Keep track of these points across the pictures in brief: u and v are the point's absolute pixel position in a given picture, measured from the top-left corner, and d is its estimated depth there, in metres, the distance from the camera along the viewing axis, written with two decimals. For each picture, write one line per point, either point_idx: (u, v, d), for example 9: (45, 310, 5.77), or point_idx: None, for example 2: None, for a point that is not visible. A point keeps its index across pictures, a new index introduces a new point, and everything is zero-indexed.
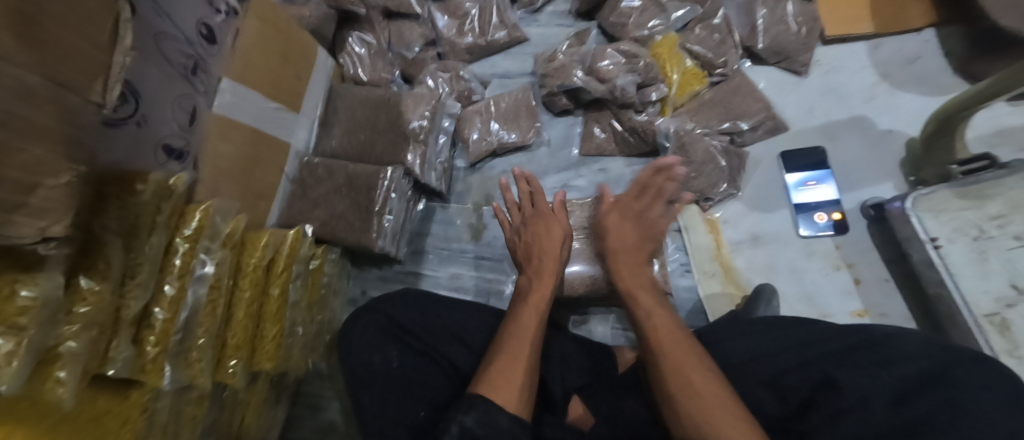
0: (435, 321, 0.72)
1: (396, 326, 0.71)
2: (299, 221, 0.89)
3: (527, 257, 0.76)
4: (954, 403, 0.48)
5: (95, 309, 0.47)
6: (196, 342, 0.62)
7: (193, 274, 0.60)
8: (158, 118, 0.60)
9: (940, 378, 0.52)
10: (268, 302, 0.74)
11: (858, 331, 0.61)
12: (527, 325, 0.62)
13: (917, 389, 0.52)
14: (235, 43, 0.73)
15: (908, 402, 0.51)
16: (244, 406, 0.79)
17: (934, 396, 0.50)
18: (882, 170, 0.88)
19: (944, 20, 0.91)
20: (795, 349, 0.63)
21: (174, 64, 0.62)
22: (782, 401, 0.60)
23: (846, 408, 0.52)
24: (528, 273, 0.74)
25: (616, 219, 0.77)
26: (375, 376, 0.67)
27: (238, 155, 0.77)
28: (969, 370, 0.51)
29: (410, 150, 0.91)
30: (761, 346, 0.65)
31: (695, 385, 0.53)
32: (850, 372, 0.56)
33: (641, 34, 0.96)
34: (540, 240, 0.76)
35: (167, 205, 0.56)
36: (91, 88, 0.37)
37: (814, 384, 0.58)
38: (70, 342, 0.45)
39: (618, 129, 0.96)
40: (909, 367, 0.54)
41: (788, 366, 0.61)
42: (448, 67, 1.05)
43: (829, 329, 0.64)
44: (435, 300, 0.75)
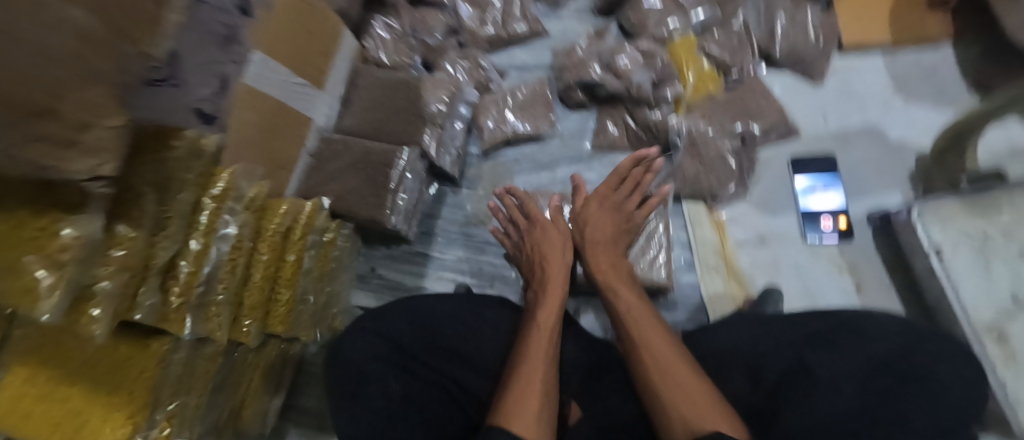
0: (444, 347, 0.70)
1: (408, 313, 0.72)
2: (316, 194, 0.92)
3: (533, 272, 0.81)
4: (912, 386, 0.52)
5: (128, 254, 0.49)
6: (216, 298, 0.65)
7: (217, 233, 0.63)
8: (193, 83, 0.62)
9: (903, 360, 0.54)
10: (283, 267, 0.77)
11: (829, 315, 0.60)
12: (537, 346, 0.64)
13: (884, 367, 0.54)
14: (268, 17, 0.76)
15: (874, 385, 0.54)
16: (250, 369, 0.81)
17: (901, 383, 0.53)
18: (890, 180, 0.88)
19: (962, 36, 0.92)
20: (765, 332, 0.62)
21: (213, 32, 0.64)
22: (754, 383, 0.59)
23: (813, 389, 0.55)
24: (533, 288, 0.77)
25: (595, 210, 0.82)
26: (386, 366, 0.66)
27: (262, 125, 0.79)
28: (932, 358, 0.54)
29: (427, 132, 0.93)
30: (744, 332, 0.64)
31: (670, 368, 0.57)
32: (829, 357, 0.56)
33: (660, 33, 0.97)
34: (540, 248, 0.82)
35: (199, 165, 0.58)
36: (145, 41, 0.39)
37: (784, 368, 0.58)
38: (103, 282, 0.48)
39: (630, 125, 0.98)
40: (879, 349, 0.56)
41: (769, 347, 0.60)
42: (468, 56, 1.08)
43: (795, 315, 0.63)
44: (447, 320, 0.72)
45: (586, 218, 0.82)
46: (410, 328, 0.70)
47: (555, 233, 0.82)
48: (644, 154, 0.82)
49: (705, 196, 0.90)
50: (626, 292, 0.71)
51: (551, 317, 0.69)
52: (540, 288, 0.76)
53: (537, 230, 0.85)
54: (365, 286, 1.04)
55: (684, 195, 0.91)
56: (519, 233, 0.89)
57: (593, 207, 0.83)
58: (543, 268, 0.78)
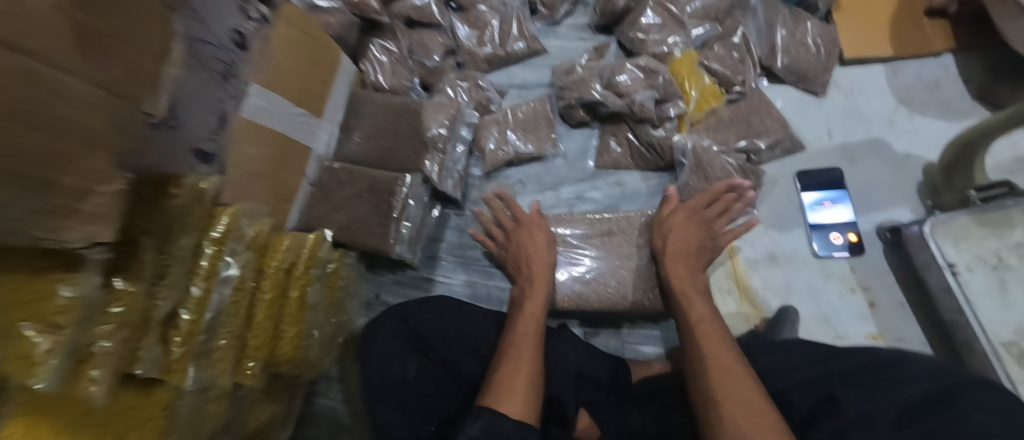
0: (461, 335, 0.73)
1: (418, 334, 0.72)
2: (318, 224, 0.90)
3: (518, 273, 0.84)
4: (956, 424, 0.50)
5: (127, 309, 0.48)
6: (218, 342, 0.63)
7: (218, 276, 0.61)
8: (195, 125, 0.60)
9: (942, 400, 0.54)
10: (287, 304, 0.74)
11: (864, 353, 0.65)
12: (524, 335, 0.67)
13: (923, 407, 0.54)
14: (264, 48, 0.75)
15: (914, 419, 0.53)
16: (258, 406, 0.79)
17: (944, 413, 0.52)
18: (899, 193, 0.87)
19: (963, 47, 0.92)
20: (808, 369, 0.64)
21: (211, 70, 0.62)
22: (787, 417, 0.60)
23: (846, 425, 0.53)
24: (519, 285, 0.81)
25: (683, 219, 0.81)
26: (389, 384, 0.67)
27: (263, 158, 0.78)
28: (966, 394, 0.54)
29: (428, 158, 0.93)
30: (779, 363, 0.67)
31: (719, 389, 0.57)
32: (859, 392, 0.57)
33: (660, 50, 0.96)
34: (526, 250, 0.85)
35: (200, 209, 0.57)
36: (142, 99, 0.37)
37: (814, 403, 0.59)
38: (103, 341, 0.46)
39: (634, 144, 0.97)
40: (916, 388, 0.56)
41: (798, 382, 0.63)
42: (468, 77, 1.07)
43: (824, 353, 0.66)
44: (469, 315, 0.75)
45: (669, 228, 0.81)
46: (434, 316, 0.73)
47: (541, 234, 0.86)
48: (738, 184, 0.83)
49: None
50: (699, 305, 0.70)
51: (536, 314, 0.73)
52: (526, 287, 0.80)
53: (524, 232, 0.87)
54: (371, 313, 1.02)
55: None
56: (504, 235, 0.90)
57: (679, 216, 0.81)
58: (529, 271, 0.82)
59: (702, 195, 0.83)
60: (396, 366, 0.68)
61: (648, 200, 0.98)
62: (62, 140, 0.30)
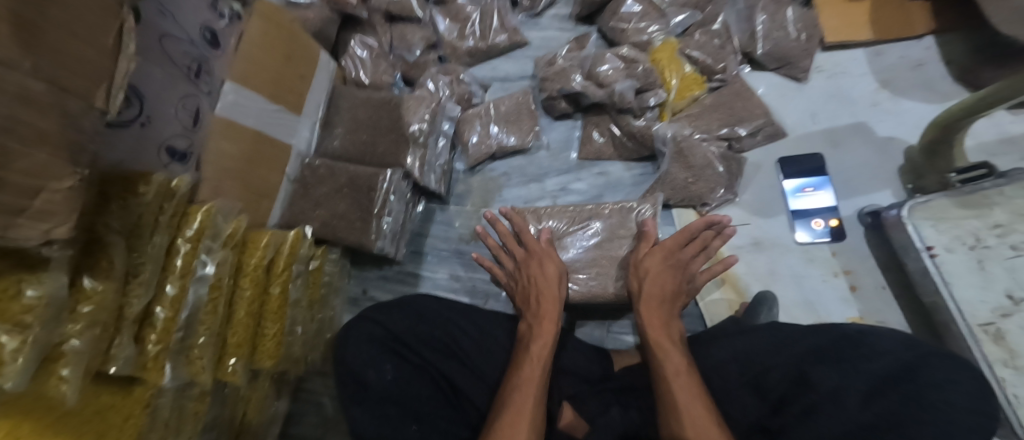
0: (434, 338, 0.74)
1: (395, 337, 0.73)
2: (301, 221, 0.90)
3: (526, 301, 0.77)
4: (928, 395, 0.53)
5: (97, 307, 0.48)
6: (197, 340, 0.63)
7: (194, 274, 0.61)
8: (163, 119, 0.61)
9: (909, 374, 0.56)
10: (268, 301, 0.74)
11: (828, 329, 0.63)
12: (528, 376, 0.63)
13: (888, 385, 0.56)
14: (237, 45, 0.75)
15: (876, 398, 0.55)
16: (245, 401, 0.80)
17: (904, 387, 0.55)
18: (880, 177, 0.88)
19: (944, 28, 0.91)
20: (776, 351, 0.63)
21: (178, 65, 0.63)
22: (762, 398, 0.61)
23: (816, 405, 0.56)
24: (527, 320, 0.73)
25: (657, 264, 0.74)
26: (382, 391, 0.67)
27: (242, 155, 0.78)
28: (939, 364, 0.56)
29: (410, 153, 0.92)
30: (744, 347, 0.65)
31: (681, 385, 0.58)
32: (829, 372, 0.58)
33: (640, 39, 0.96)
34: (537, 284, 0.77)
35: (170, 206, 0.57)
36: (95, 95, 0.37)
37: (790, 382, 0.60)
38: (74, 338, 0.46)
39: (616, 134, 0.97)
40: (875, 364, 0.57)
41: (772, 364, 0.62)
42: (449, 70, 1.07)
43: (800, 330, 0.64)
44: (440, 317, 0.76)
45: (645, 271, 0.74)
46: (409, 319, 0.75)
47: (551, 267, 0.78)
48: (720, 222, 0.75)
49: (695, 202, 0.89)
50: (654, 321, 0.69)
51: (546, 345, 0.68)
52: (534, 319, 0.73)
53: (535, 261, 0.80)
54: (357, 309, 1.03)
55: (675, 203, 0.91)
56: (516, 262, 0.83)
57: (656, 257, 0.75)
58: (538, 300, 0.75)
59: (679, 233, 0.76)
60: (374, 370, 0.69)
61: (631, 190, 0.98)
62: (6, 137, 0.30)
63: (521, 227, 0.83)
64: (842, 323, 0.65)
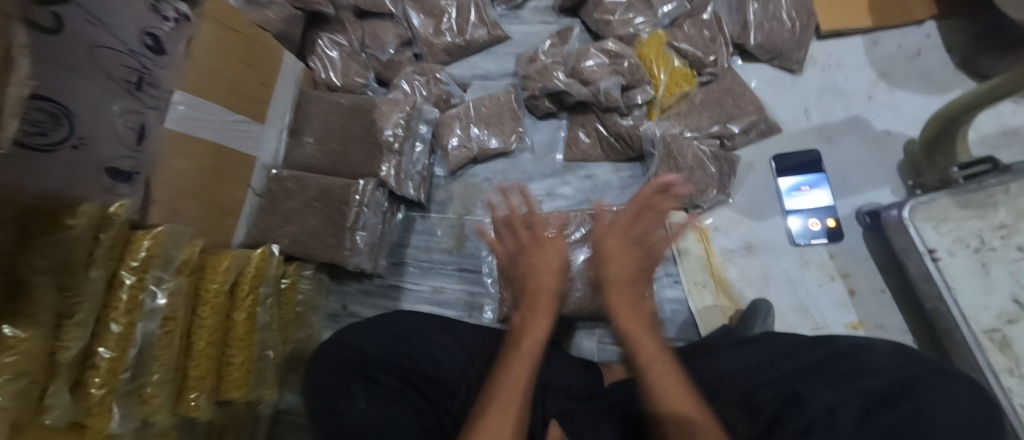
0: (412, 353, 0.70)
1: (364, 355, 0.69)
2: (269, 238, 0.84)
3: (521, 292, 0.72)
4: (925, 411, 0.48)
5: (22, 357, 0.42)
6: (150, 378, 0.57)
7: (143, 308, 0.55)
8: (102, 139, 0.55)
9: (905, 389, 0.51)
10: (234, 327, 0.69)
11: (826, 339, 0.60)
12: (512, 379, 0.57)
13: (884, 401, 0.51)
14: (188, 51, 0.68)
15: (875, 415, 0.50)
16: (221, 430, 0.75)
17: (903, 407, 0.50)
18: (878, 174, 0.83)
19: (946, 13, 0.86)
20: (765, 364, 0.59)
21: (115, 79, 0.57)
22: (752, 417, 0.55)
23: (811, 425, 0.50)
24: (521, 312, 0.69)
25: (616, 245, 0.68)
26: (340, 421, 0.62)
27: (199, 172, 0.72)
28: (933, 383, 0.51)
29: (385, 161, 0.87)
30: (742, 363, 0.60)
31: (666, 381, 0.55)
32: (820, 390, 0.53)
33: (627, 32, 0.90)
34: (535, 273, 0.71)
35: (110, 235, 0.52)
36: None
37: (782, 402, 0.54)
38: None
39: (603, 134, 0.91)
40: (877, 379, 0.53)
41: (761, 380, 0.57)
42: (426, 70, 1.00)
43: (800, 341, 0.60)
44: (418, 333, 0.73)
45: (605, 254, 0.68)
46: (380, 335, 0.71)
47: (554, 251, 0.73)
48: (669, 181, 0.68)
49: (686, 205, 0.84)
50: (625, 306, 0.65)
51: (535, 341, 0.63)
52: (527, 312, 0.68)
53: (537, 247, 0.73)
54: (337, 325, 0.98)
55: None
56: (514, 246, 0.75)
57: (614, 239, 0.69)
58: (535, 292, 0.69)
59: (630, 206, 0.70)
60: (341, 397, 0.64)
61: (620, 194, 0.93)
62: None
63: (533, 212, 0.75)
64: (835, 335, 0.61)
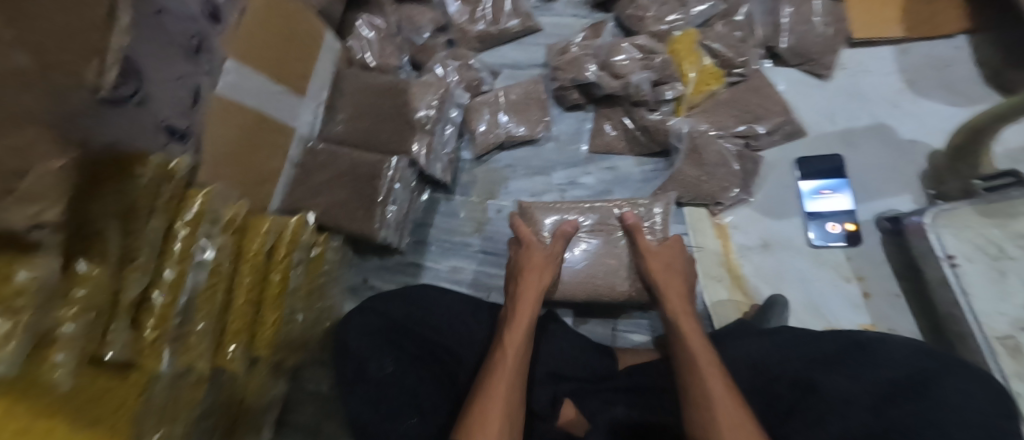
0: (430, 322, 0.72)
1: (390, 323, 0.71)
2: (301, 207, 0.87)
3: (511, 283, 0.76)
4: (942, 404, 0.49)
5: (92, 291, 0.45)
6: (195, 327, 0.61)
7: (193, 259, 0.59)
8: (160, 99, 0.58)
9: (921, 382, 0.52)
10: (267, 288, 0.73)
11: (844, 334, 0.61)
12: (505, 365, 0.61)
13: (905, 390, 0.52)
14: (240, 22, 0.71)
15: (889, 404, 0.51)
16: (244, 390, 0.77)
17: (916, 400, 0.50)
18: (899, 182, 0.84)
19: (979, 27, 0.87)
20: (783, 357, 0.61)
21: (177, 44, 0.59)
22: (768, 407, 0.59)
23: (826, 414, 0.53)
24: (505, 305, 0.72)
25: (669, 259, 0.75)
26: (370, 384, 0.66)
27: (241, 138, 0.75)
28: (950, 380, 0.51)
29: (416, 140, 0.89)
30: (760, 352, 0.62)
31: (708, 372, 0.56)
32: (838, 378, 0.55)
33: (660, 28, 0.92)
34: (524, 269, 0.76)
35: (169, 188, 0.55)
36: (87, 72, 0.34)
37: (799, 392, 0.57)
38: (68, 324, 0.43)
39: (629, 127, 0.94)
40: (892, 371, 0.54)
41: (780, 370, 0.60)
42: (459, 55, 1.03)
43: (815, 336, 0.62)
44: (439, 304, 0.74)
45: (660, 262, 0.74)
46: (403, 305, 0.73)
47: (542, 252, 0.77)
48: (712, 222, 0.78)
49: (707, 201, 0.86)
50: (677, 305, 0.69)
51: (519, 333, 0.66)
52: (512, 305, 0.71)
53: (524, 250, 0.79)
54: (357, 298, 1.01)
55: (686, 201, 0.87)
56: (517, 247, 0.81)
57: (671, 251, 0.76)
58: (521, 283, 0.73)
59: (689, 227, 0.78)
60: (372, 361, 0.67)
61: (642, 187, 0.95)
62: None
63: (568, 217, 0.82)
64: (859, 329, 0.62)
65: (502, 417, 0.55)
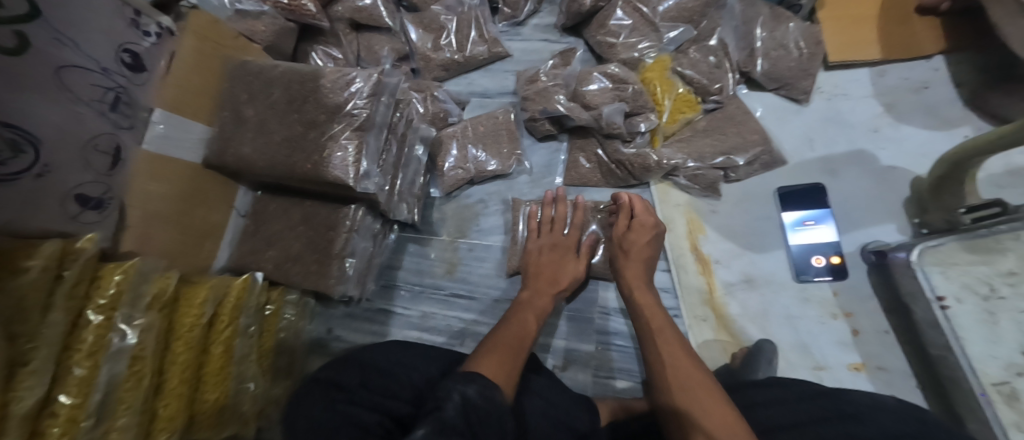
0: (392, 371, 0.66)
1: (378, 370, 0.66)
2: (249, 264, 0.79)
3: (266, 152, 0.70)
4: None
5: (67, 426, 0.46)
6: (116, 422, 0.52)
7: (110, 350, 0.50)
8: (70, 165, 0.53)
9: None
10: (175, 359, 0.60)
11: (834, 391, 0.57)
12: (289, 250, 0.78)
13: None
14: (169, 67, 0.66)
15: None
16: None
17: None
18: (884, 210, 0.81)
19: (955, 47, 0.83)
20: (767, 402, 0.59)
21: (87, 100, 0.55)
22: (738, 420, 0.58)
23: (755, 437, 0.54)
24: (313, 187, 0.72)
25: (542, 249, 0.85)
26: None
27: (174, 195, 0.68)
28: None
29: (308, 153, 0.67)
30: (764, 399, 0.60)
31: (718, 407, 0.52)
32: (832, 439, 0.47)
33: (630, 56, 0.87)
34: (286, 132, 0.69)
35: (75, 272, 0.47)
36: None
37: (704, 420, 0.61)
38: None
39: (603, 160, 0.90)
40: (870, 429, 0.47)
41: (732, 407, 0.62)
42: (422, 87, 0.96)
43: (808, 391, 0.58)
44: (400, 365, 0.67)
45: (536, 257, 0.84)
46: (394, 351, 0.69)
47: (321, 104, 0.68)
48: (332, 84, 0.69)
49: (682, 252, 0.85)
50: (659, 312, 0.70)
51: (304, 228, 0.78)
52: (293, 179, 0.70)
53: (305, 107, 0.69)
54: (322, 350, 0.93)
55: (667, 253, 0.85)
56: (292, 100, 0.70)
57: (547, 241, 0.86)
58: (288, 140, 0.69)
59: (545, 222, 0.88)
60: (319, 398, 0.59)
61: None
62: None
63: (350, 75, 0.69)
64: (851, 390, 0.57)
65: (210, 288, 0.64)
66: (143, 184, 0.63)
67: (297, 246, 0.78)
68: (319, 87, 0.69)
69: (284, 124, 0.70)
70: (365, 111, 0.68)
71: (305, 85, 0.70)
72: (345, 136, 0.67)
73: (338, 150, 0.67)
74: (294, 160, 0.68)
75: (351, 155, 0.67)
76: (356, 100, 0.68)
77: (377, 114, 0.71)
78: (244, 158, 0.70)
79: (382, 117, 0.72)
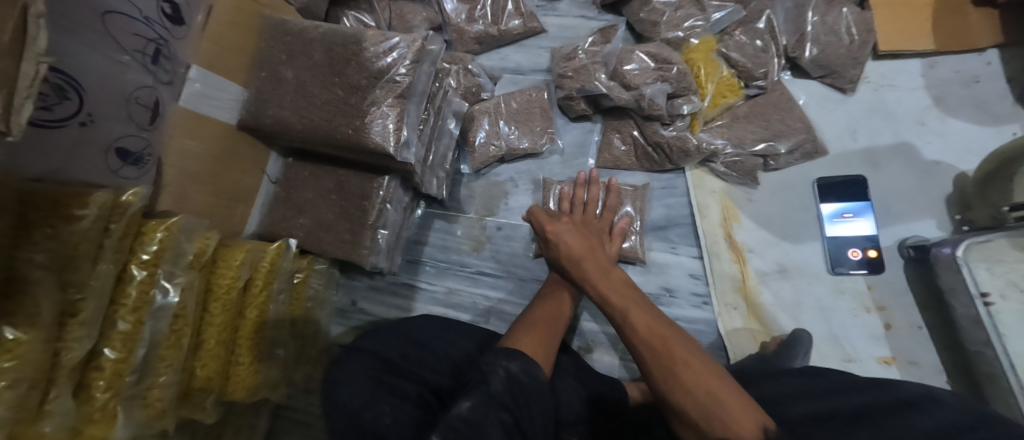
0: (430, 345, 0.65)
1: (413, 341, 0.65)
2: (279, 232, 0.78)
3: (305, 116, 0.68)
4: None
5: (112, 380, 0.46)
6: (157, 379, 0.52)
7: (153, 307, 0.50)
8: (112, 117, 0.51)
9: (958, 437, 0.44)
10: (211, 321, 0.59)
11: (881, 383, 0.56)
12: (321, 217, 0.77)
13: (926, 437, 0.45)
14: (207, 23, 0.63)
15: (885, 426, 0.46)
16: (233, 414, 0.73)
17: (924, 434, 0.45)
18: (925, 205, 0.80)
19: (1011, 41, 0.80)
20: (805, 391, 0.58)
21: (129, 50, 0.52)
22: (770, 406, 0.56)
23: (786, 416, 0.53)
24: (347, 153, 0.70)
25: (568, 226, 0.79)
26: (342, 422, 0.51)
27: (209, 156, 0.67)
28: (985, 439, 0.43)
29: (348, 119, 0.66)
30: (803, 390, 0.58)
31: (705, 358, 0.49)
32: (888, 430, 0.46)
33: (675, 36, 0.85)
34: (325, 97, 0.67)
35: (122, 224, 0.46)
36: None
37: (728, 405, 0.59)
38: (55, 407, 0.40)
39: (640, 142, 0.88)
40: (926, 420, 0.47)
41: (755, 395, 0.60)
42: (455, 59, 0.93)
43: (856, 382, 0.57)
44: (436, 338, 0.66)
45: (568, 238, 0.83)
46: (430, 326, 0.68)
47: (363, 68, 0.66)
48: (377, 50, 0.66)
49: (716, 239, 0.84)
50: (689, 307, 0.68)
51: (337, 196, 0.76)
52: (332, 146, 0.69)
53: (347, 72, 0.67)
54: (346, 321, 0.93)
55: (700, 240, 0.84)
56: (333, 62, 0.68)
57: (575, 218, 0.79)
58: (328, 104, 0.67)
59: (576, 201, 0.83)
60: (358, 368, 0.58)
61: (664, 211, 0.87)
62: None
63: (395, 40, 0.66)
64: (899, 382, 0.56)
65: (246, 252, 0.63)
66: (179, 142, 0.61)
67: (330, 215, 0.76)
68: (361, 51, 0.67)
69: (324, 87, 0.68)
70: (407, 78, 0.66)
71: (347, 48, 0.67)
72: (386, 103, 0.65)
73: (379, 117, 0.65)
74: (334, 127, 0.66)
75: (392, 123, 0.65)
76: (398, 68, 0.66)
77: (418, 82, 0.69)
78: (283, 121, 0.69)
79: (423, 86, 0.70)
